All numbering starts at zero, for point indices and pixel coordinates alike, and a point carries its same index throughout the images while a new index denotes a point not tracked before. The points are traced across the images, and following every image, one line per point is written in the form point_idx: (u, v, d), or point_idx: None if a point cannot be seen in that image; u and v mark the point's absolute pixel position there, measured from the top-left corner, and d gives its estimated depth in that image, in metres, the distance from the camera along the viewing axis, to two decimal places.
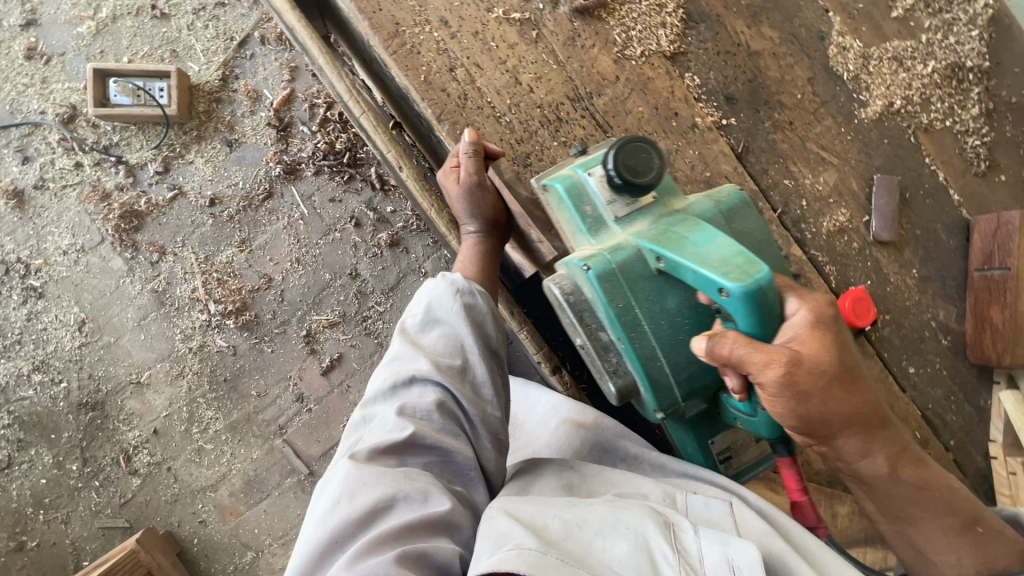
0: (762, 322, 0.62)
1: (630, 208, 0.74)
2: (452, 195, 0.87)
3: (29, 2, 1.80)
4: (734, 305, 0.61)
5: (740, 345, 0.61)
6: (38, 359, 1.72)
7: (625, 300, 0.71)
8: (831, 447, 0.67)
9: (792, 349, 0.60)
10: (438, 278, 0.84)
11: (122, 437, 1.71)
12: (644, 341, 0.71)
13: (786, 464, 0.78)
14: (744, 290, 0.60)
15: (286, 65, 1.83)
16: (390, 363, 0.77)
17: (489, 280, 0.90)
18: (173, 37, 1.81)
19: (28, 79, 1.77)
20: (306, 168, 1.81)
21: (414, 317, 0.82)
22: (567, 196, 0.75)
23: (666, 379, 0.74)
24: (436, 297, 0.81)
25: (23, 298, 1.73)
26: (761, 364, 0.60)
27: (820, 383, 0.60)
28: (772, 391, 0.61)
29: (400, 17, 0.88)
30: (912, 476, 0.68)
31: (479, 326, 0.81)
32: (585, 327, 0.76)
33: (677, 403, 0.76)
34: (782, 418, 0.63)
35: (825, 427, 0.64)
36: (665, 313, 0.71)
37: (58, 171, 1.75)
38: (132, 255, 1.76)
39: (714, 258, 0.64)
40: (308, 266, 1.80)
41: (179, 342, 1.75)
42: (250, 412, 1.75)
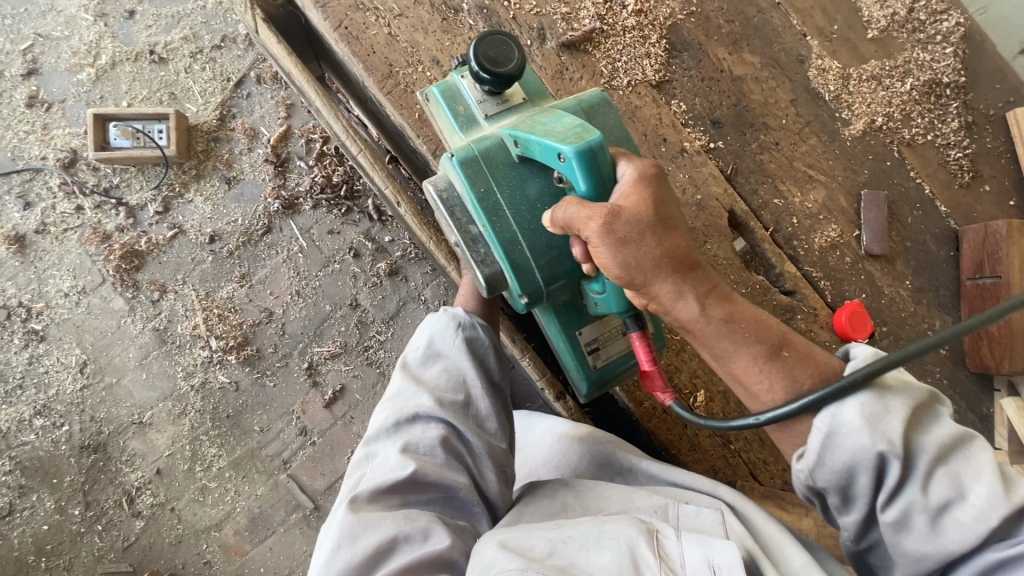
0: (591, 181, 0.66)
1: (498, 107, 0.80)
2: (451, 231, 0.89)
3: (29, 52, 1.84)
4: (571, 168, 0.67)
5: (572, 205, 0.66)
6: (40, 404, 1.71)
7: (486, 184, 0.75)
8: (654, 300, 0.66)
9: (613, 203, 0.63)
10: (440, 312, 0.85)
11: (124, 478, 1.70)
12: (505, 225, 0.75)
13: (634, 337, 0.76)
14: (577, 151, 0.66)
15: (282, 103, 1.87)
16: (392, 401, 0.77)
17: (488, 312, 0.90)
18: (171, 80, 1.86)
19: (29, 127, 1.80)
20: (304, 202, 1.84)
21: (416, 351, 0.82)
22: (442, 97, 0.81)
23: (527, 263, 0.76)
24: (437, 331, 0.82)
25: (24, 342, 1.73)
26: (585, 220, 0.64)
27: (638, 230, 0.63)
28: (594, 243, 0.64)
29: (393, 58, 0.90)
30: (727, 316, 0.65)
31: (480, 359, 0.82)
32: (454, 220, 0.79)
33: (540, 288, 0.78)
34: (607, 272, 0.65)
35: (642, 276, 0.64)
36: (525, 199, 0.76)
37: (59, 215, 1.78)
38: (133, 295, 1.77)
39: (555, 129, 0.70)
40: (308, 298, 1.81)
41: (180, 380, 1.75)
42: (253, 447, 1.74)
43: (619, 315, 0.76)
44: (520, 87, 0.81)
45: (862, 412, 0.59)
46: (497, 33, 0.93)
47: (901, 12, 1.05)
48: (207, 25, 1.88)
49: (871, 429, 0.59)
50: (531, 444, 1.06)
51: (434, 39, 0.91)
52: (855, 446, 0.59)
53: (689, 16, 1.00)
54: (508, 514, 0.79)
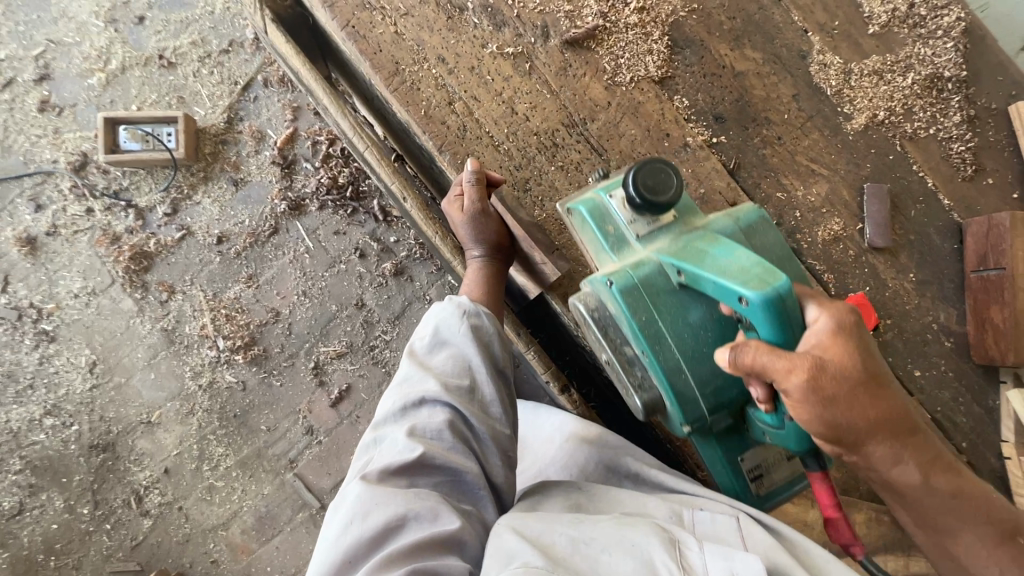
0: (781, 327, 0.61)
1: (651, 227, 0.77)
2: (457, 222, 0.90)
3: (41, 58, 1.87)
4: (754, 313, 0.62)
5: (763, 353, 0.59)
6: (50, 404, 1.73)
7: (648, 313, 0.73)
8: (863, 458, 0.63)
9: (814, 353, 0.58)
10: (445, 301, 0.86)
11: (133, 478, 1.71)
12: (669, 355, 0.73)
13: (817, 477, 0.74)
14: (761, 297, 0.61)
15: (288, 105, 1.89)
16: (399, 386, 0.78)
17: (494, 300, 0.91)
18: (180, 84, 1.88)
19: (41, 131, 1.83)
20: (310, 203, 1.86)
21: (422, 339, 0.83)
22: (590, 217, 0.79)
23: (691, 392, 0.74)
24: (443, 319, 0.83)
25: (35, 342, 1.75)
26: (783, 372, 0.58)
27: (849, 388, 0.58)
28: (800, 399, 0.58)
29: (399, 57, 0.92)
30: (941, 482, 0.66)
31: (485, 346, 0.83)
32: (609, 341, 0.79)
33: (703, 417, 0.77)
34: (809, 428, 0.60)
35: (854, 436, 0.60)
36: (688, 326, 0.74)
37: (69, 218, 1.80)
38: (142, 296, 1.79)
39: (732, 269, 0.66)
40: (314, 298, 1.83)
41: (188, 380, 1.77)
42: (260, 446, 1.75)
43: (796, 451, 0.73)
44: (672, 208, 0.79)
45: None
46: (501, 31, 0.95)
47: (902, 8, 1.06)
48: (214, 30, 1.91)
49: None
50: (540, 444, 1.07)
51: (439, 37, 0.93)
52: None
53: (691, 13, 1.01)
54: (515, 503, 0.80)
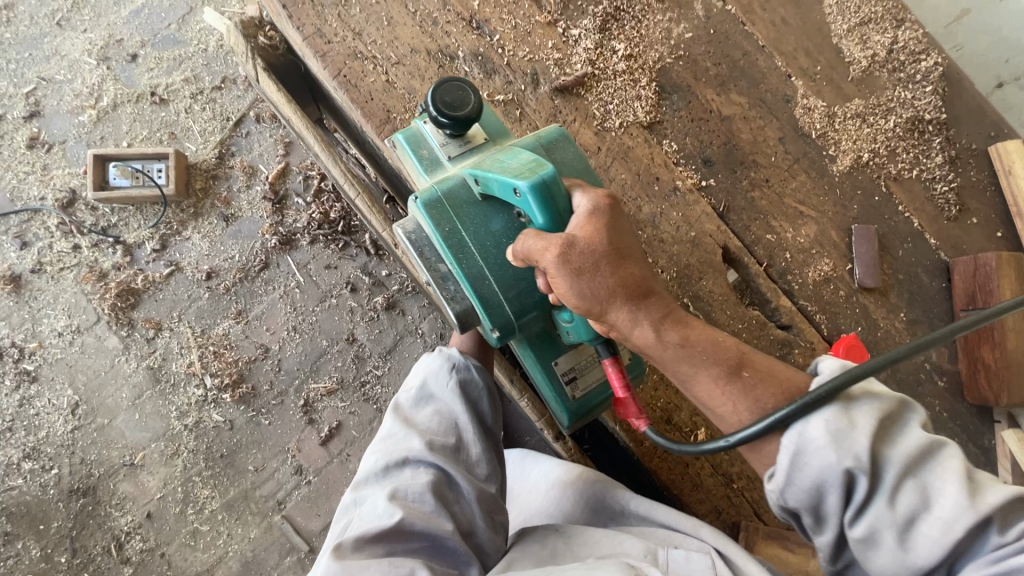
0: (549, 214, 0.70)
1: (461, 148, 0.83)
2: None
3: (32, 94, 1.87)
4: (528, 204, 0.70)
5: (530, 239, 0.69)
6: (29, 447, 1.67)
7: (452, 225, 0.77)
8: (614, 328, 0.68)
9: (567, 234, 0.67)
10: (433, 355, 0.87)
11: (114, 523, 1.65)
12: (472, 261, 0.77)
13: (609, 364, 0.75)
14: (532, 186, 0.69)
15: (281, 141, 1.91)
16: (383, 443, 0.79)
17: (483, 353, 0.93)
18: (172, 120, 1.89)
19: (29, 167, 1.82)
20: (302, 237, 1.86)
21: (408, 393, 0.84)
22: (407, 143, 0.84)
23: (500, 293, 0.77)
24: (431, 372, 0.84)
25: (16, 383, 1.70)
26: (542, 252, 0.67)
27: (591, 259, 0.66)
28: (552, 274, 0.66)
29: (390, 105, 0.92)
30: (677, 336, 0.67)
31: (474, 404, 0.83)
32: (424, 261, 0.81)
33: (511, 320, 0.79)
34: (569, 303, 0.68)
35: (600, 304, 0.66)
36: (491, 235, 0.78)
37: (55, 254, 1.77)
38: (128, 333, 1.76)
39: (512, 168, 0.73)
40: (304, 333, 1.82)
41: (174, 420, 1.72)
42: (247, 488, 1.71)
43: (588, 342, 0.76)
44: (481, 126, 0.85)
45: (826, 428, 0.59)
46: (491, 78, 0.96)
47: (881, 53, 1.09)
48: (207, 67, 1.93)
49: (836, 446, 0.58)
50: (526, 491, 1.05)
51: (430, 85, 0.94)
52: (822, 465, 0.58)
53: (677, 59, 1.03)
54: (497, 563, 0.77)
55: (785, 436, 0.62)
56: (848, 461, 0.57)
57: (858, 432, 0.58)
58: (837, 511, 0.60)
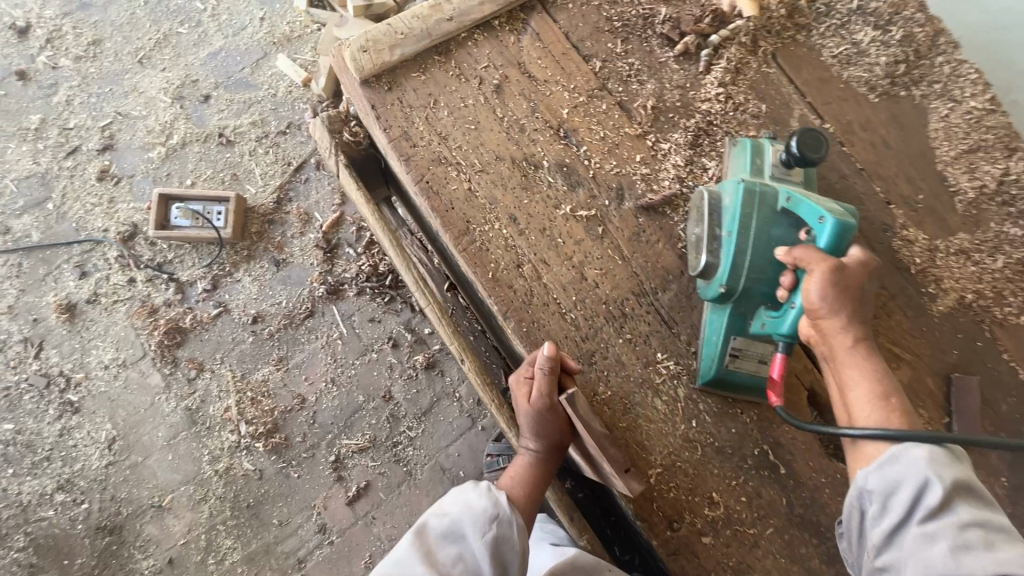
0: (837, 249, 0.74)
1: (783, 177, 0.88)
2: (520, 405, 0.85)
3: (107, 128, 1.92)
4: (823, 229, 0.75)
5: (805, 250, 0.74)
6: (64, 478, 1.68)
7: (750, 208, 0.82)
8: (821, 334, 0.75)
9: (840, 261, 0.73)
10: (480, 487, 0.83)
11: (135, 565, 1.63)
12: (745, 239, 0.81)
13: (781, 357, 0.80)
14: (837, 222, 0.74)
15: (338, 189, 1.92)
16: (398, 570, 0.73)
17: (531, 503, 0.86)
18: (235, 162, 1.92)
19: (96, 199, 1.86)
20: (349, 288, 1.85)
21: (440, 518, 0.80)
22: (750, 146, 0.90)
23: (739, 273, 0.81)
24: (471, 510, 0.79)
25: (59, 412, 1.72)
26: (814, 260, 0.73)
27: (855, 286, 0.72)
28: (813, 271, 0.72)
29: (471, 214, 0.89)
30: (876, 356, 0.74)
31: (502, 563, 0.77)
32: (706, 217, 0.86)
33: (733, 293, 0.82)
34: (805, 294, 0.73)
35: (832, 309, 0.72)
36: (767, 237, 0.81)
37: (111, 287, 1.80)
38: (170, 371, 1.76)
39: (831, 206, 0.78)
40: (342, 386, 1.80)
41: (205, 464, 1.71)
42: (269, 542, 1.67)
43: (780, 339, 0.80)
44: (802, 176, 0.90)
45: (932, 452, 0.67)
46: (575, 191, 0.92)
47: (990, 185, 1.02)
48: (274, 112, 1.96)
49: (934, 465, 0.66)
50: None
51: (513, 196, 0.91)
52: (915, 469, 0.66)
53: None
54: None
55: (892, 444, 0.70)
56: (932, 472, 0.65)
57: (955, 472, 0.66)
58: (886, 513, 0.66)
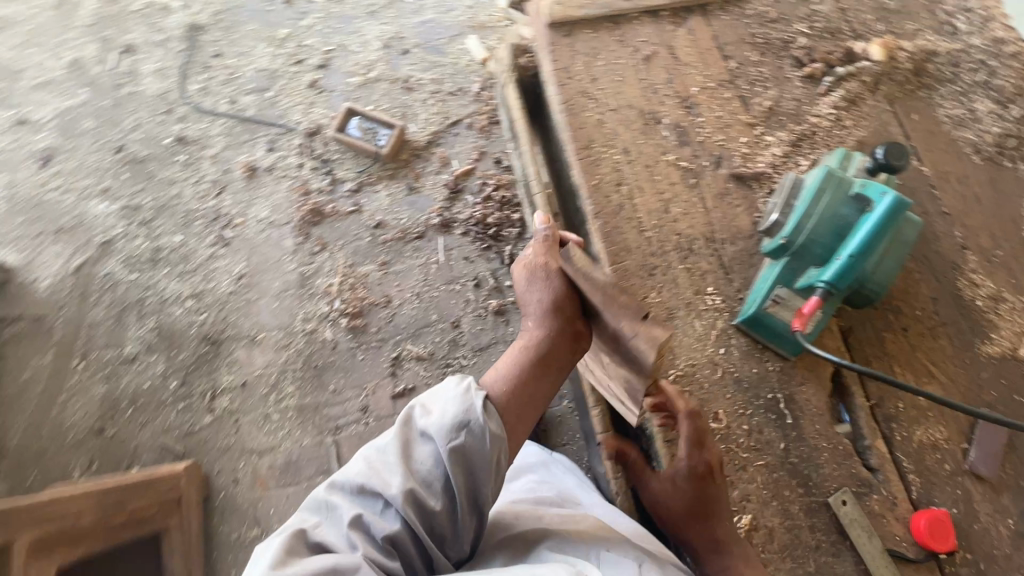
0: (881, 222, 0.89)
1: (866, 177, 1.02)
2: (520, 281, 1.14)
3: (329, 52, 2.43)
4: (882, 202, 0.90)
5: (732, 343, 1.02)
6: (197, 290, 2.08)
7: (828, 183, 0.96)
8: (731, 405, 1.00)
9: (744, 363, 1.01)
10: (462, 386, 0.97)
11: (219, 376, 1.98)
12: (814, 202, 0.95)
13: (814, 300, 0.93)
14: (893, 200, 0.89)
15: (478, 149, 2.26)
16: (372, 459, 0.92)
17: (517, 373, 1.04)
18: (409, 104, 2.33)
19: (301, 99, 2.35)
20: (458, 227, 2.15)
21: (421, 416, 0.95)
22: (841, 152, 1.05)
23: (801, 230, 0.95)
24: (444, 418, 0.93)
25: (213, 241, 2.14)
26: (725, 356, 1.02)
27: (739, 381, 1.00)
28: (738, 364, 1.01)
29: (594, 137, 1.12)
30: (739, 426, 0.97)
31: (464, 467, 0.92)
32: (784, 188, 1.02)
33: (790, 248, 0.97)
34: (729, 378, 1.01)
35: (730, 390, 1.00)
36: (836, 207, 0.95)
37: (285, 164, 2.24)
38: (301, 241, 2.14)
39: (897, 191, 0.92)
40: (423, 301, 2.07)
41: (298, 321, 2.04)
42: (320, 402, 1.96)
43: (821, 285, 0.93)
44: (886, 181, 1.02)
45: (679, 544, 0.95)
46: (683, 147, 1.12)
47: None
48: (452, 77, 2.38)
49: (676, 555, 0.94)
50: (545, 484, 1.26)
51: (631, 134, 1.13)
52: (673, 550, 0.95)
53: None
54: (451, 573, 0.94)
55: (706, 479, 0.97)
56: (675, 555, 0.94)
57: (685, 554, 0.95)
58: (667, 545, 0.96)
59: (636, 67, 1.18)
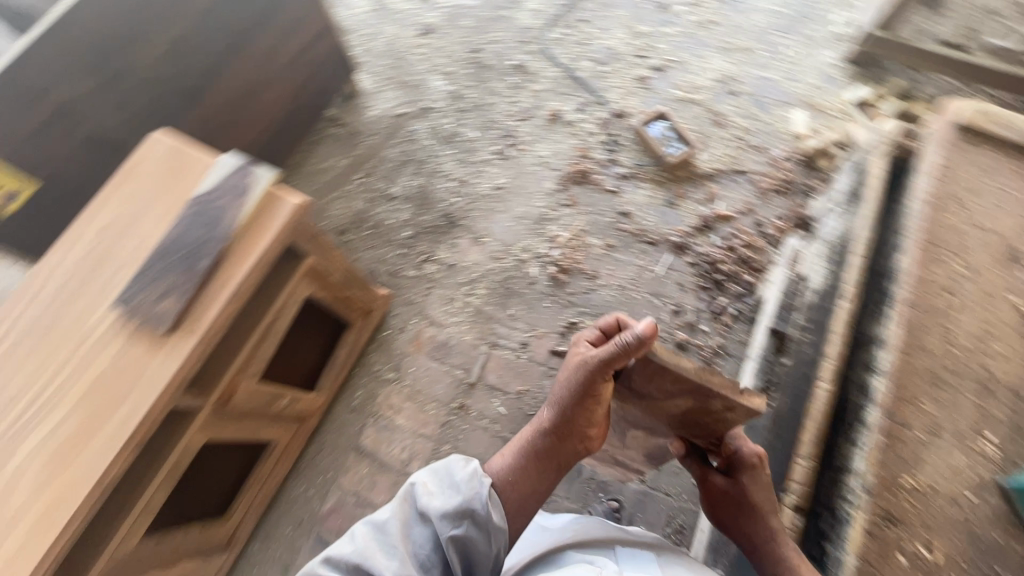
0: None
1: None
2: (568, 364, 1.26)
3: (670, 58, 2.61)
4: None
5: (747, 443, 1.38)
6: (463, 178, 2.41)
7: None
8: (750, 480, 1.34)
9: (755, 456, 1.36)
10: (459, 477, 1.10)
11: (439, 248, 2.29)
12: None
13: None
14: None
15: (748, 203, 2.28)
16: (375, 530, 1.03)
17: (527, 454, 1.24)
18: (711, 134, 2.42)
19: (626, 83, 2.56)
20: (690, 255, 2.20)
21: (423, 493, 1.07)
22: None
23: None
24: (447, 503, 1.05)
25: (496, 150, 2.46)
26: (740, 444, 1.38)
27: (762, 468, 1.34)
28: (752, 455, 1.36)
29: (953, 243, 1.42)
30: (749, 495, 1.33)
31: (466, 543, 1.05)
32: None
33: None
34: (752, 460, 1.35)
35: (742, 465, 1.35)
36: None
37: (583, 125, 2.49)
38: (557, 190, 2.37)
39: None
40: (622, 295, 2.17)
41: (518, 246, 2.27)
42: (496, 317, 2.17)
43: None
44: None
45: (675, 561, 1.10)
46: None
47: None
48: (763, 133, 2.41)
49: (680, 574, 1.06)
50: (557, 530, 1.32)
51: (986, 261, 1.40)
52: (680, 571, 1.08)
53: None
54: None
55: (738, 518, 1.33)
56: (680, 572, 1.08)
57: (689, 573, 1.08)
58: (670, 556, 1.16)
59: (1018, 230, 1.43)
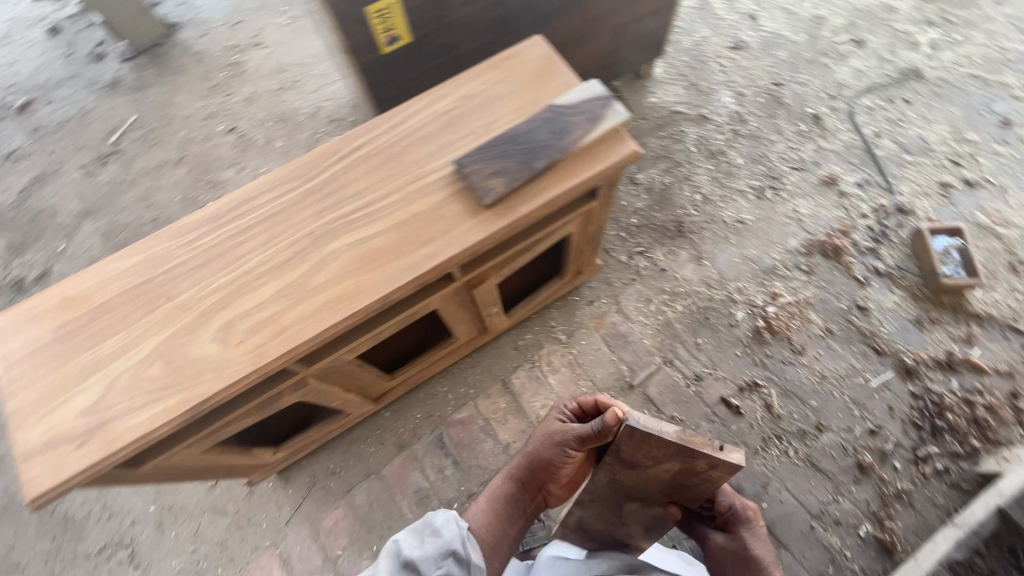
0: None
1: None
2: (535, 437, 1.47)
3: (988, 178, 2.30)
4: None
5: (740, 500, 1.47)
6: (710, 196, 2.35)
7: None
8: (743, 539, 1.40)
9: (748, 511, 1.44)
10: (434, 522, 1.23)
11: (657, 249, 2.26)
12: None
13: None
14: None
15: (1012, 367, 1.96)
16: (394, 553, 1.15)
17: (507, 503, 1.48)
18: (1000, 276, 2.11)
19: (924, 181, 2.31)
20: (914, 385, 1.96)
21: (414, 536, 1.19)
22: None
23: None
24: (438, 539, 1.19)
25: (754, 185, 2.36)
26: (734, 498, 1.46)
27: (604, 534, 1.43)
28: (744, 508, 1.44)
29: None
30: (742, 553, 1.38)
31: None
32: None
33: None
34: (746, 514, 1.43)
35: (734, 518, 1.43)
36: None
37: (856, 202, 2.29)
38: (799, 251, 2.22)
39: None
40: (820, 384, 1.99)
41: (734, 284, 2.17)
42: (682, 338, 2.11)
43: None
44: None
45: None
46: None
47: None
48: None
49: None
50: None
51: None
52: None
53: None
54: None
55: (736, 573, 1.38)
56: None
57: None
58: None
59: None
